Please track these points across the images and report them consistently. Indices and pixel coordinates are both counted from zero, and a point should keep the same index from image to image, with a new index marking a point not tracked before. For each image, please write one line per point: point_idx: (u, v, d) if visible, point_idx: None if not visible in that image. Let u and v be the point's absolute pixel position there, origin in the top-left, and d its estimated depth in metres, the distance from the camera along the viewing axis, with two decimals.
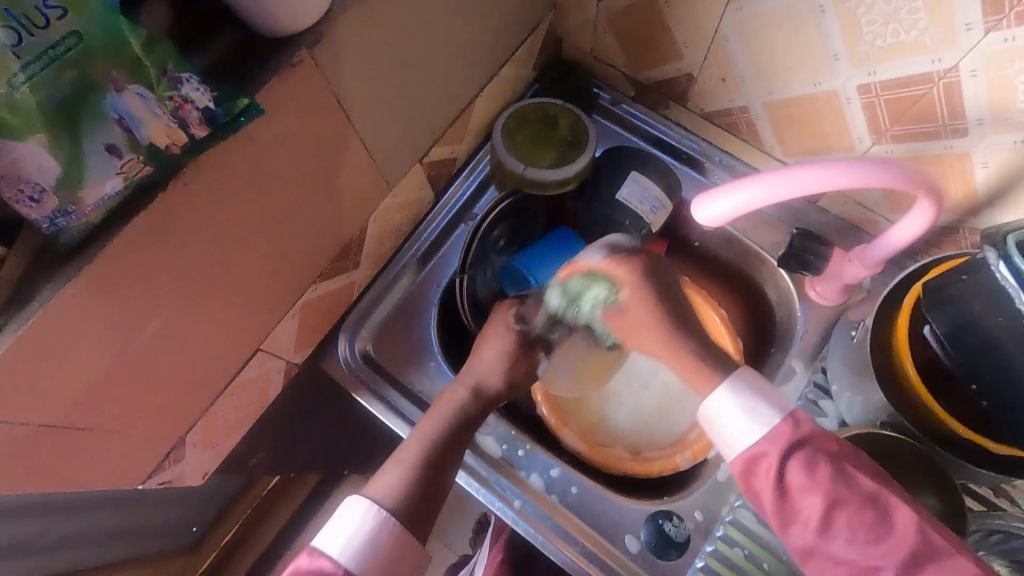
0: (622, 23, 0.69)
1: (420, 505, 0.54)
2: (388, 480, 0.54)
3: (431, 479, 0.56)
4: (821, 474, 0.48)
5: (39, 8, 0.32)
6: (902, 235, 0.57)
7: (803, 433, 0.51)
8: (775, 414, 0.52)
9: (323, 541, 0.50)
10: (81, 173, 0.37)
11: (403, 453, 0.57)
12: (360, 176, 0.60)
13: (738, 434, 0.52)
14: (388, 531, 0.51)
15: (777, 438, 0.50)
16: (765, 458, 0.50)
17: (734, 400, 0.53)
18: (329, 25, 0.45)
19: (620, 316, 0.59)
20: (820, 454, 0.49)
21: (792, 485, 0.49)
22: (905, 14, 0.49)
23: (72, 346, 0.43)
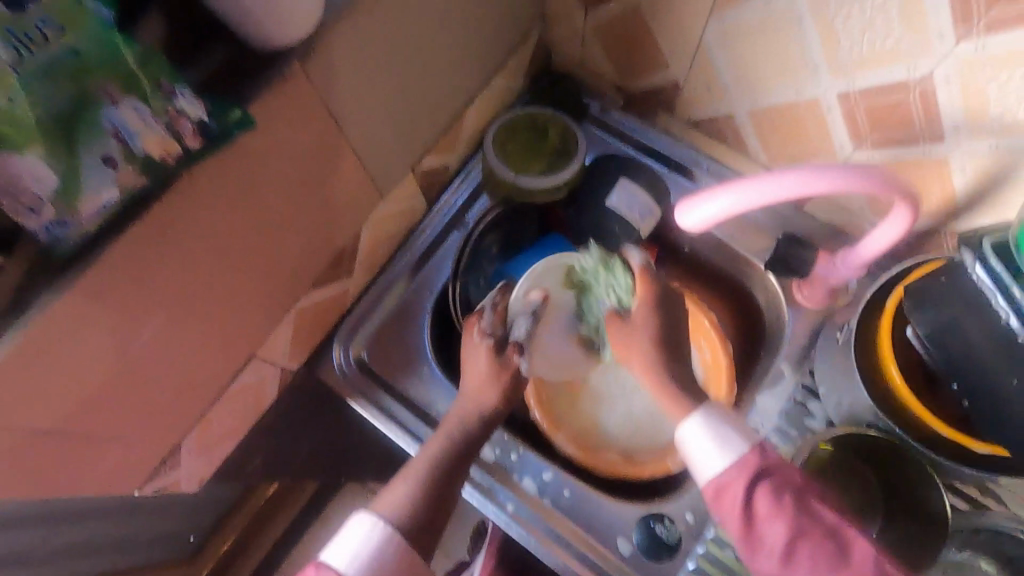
0: (610, 34, 0.71)
1: (428, 519, 0.55)
2: (399, 496, 0.55)
3: (437, 493, 0.57)
4: (786, 504, 0.49)
5: (37, 26, 0.33)
6: (875, 244, 0.60)
7: (768, 461, 0.52)
8: (743, 443, 0.53)
9: (331, 555, 0.51)
10: (77, 185, 0.38)
11: (410, 466, 0.58)
12: (353, 185, 0.61)
13: (707, 463, 0.53)
14: (394, 546, 0.52)
15: (745, 467, 0.51)
16: (733, 487, 0.51)
17: (702, 431, 0.54)
18: (320, 38, 0.46)
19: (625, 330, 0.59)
20: (784, 484, 0.51)
21: (759, 514, 0.50)
22: (879, 24, 0.51)
23: (70, 352, 0.44)
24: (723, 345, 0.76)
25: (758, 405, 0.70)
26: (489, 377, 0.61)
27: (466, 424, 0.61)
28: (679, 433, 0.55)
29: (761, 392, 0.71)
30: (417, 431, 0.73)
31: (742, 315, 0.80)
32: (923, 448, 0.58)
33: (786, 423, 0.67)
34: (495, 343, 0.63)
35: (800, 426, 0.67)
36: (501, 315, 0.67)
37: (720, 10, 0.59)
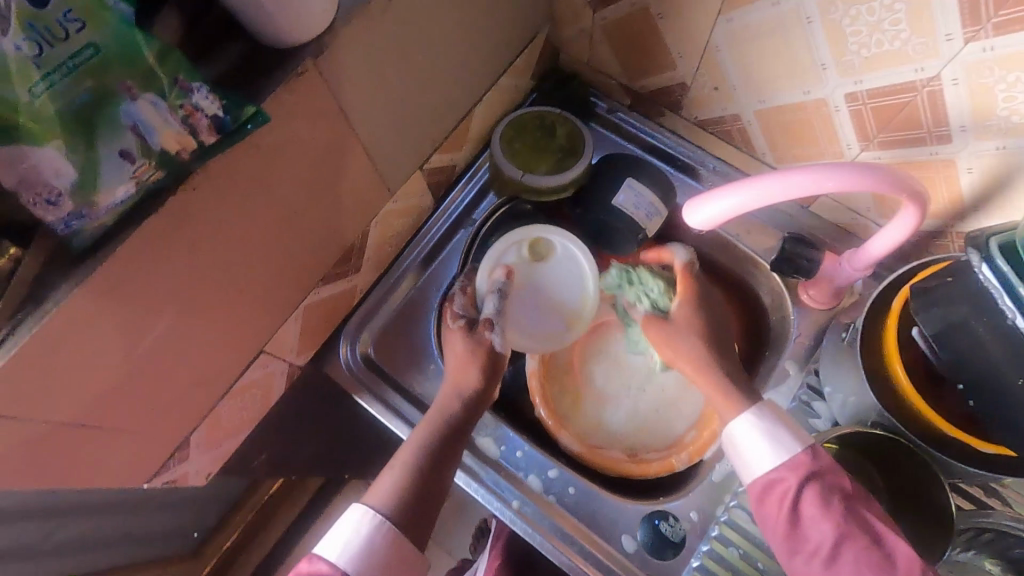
0: (618, 34, 0.71)
1: (416, 509, 0.55)
2: (386, 485, 0.56)
3: (428, 481, 0.57)
4: (835, 506, 0.50)
5: (60, 21, 0.34)
6: (883, 244, 0.60)
7: (822, 465, 0.53)
8: (797, 444, 0.54)
9: (324, 548, 0.52)
10: (96, 178, 0.39)
11: (400, 455, 0.59)
12: (362, 182, 0.61)
13: (759, 460, 0.56)
14: (385, 535, 0.53)
15: (796, 467, 0.53)
16: (784, 483, 0.53)
17: (756, 429, 0.56)
18: (332, 36, 0.47)
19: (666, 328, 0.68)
20: (837, 488, 0.52)
21: (806, 513, 0.51)
22: (888, 25, 0.51)
23: (84, 345, 0.44)
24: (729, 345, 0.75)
25: None
26: (469, 358, 0.65)
27: (455, 407, 0.63)
28: (733, 430, 0.58)
29: (767, 389, 0.72)
30: None
31: (749, 312, 0.79)
32: (929, 447, 0.58)
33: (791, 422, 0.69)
34: (467, 324, 0.67)
35: (805, 426, 0.68)
36: (470, 298, 0.71)
37: (728, 10, 0.59)
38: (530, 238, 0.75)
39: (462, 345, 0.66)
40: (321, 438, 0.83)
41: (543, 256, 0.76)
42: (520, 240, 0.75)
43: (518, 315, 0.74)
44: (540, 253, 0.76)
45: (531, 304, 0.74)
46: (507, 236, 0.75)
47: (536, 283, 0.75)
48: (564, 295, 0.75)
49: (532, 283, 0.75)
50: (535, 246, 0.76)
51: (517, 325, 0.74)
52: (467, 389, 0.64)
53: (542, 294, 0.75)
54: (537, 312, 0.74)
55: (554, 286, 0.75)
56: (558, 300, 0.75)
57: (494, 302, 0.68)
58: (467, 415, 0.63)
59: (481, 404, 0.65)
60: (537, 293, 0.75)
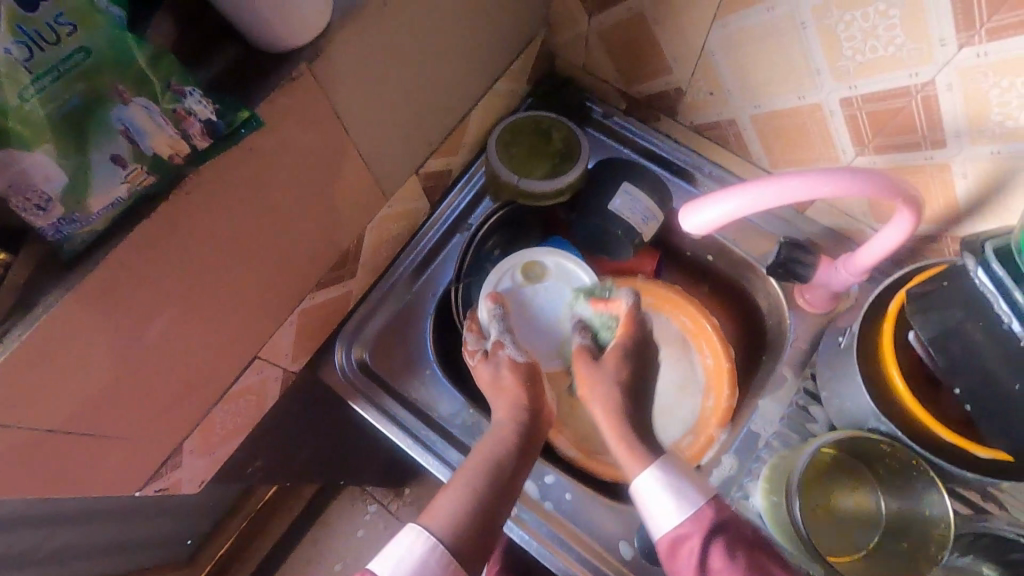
0: (613, 39, 0.71)
1: (475, 536, 0.53)
2: (444, 509, 0.54)
3: (489, 506, 0.55)
4: (738, 561, 0.51)
5: (51, 24, 0.33)
6: (881, 247, 0.59)
7: (724, 516, 0.54)
8: (700, 497, 0.55)
9: (378, 563, 0.50)
10: (87, 182, 0.39)
11: (455, 481, 0.56)
12: (357, 188, 0.61)
13: (664, 515, 0.55)
14: (438, 557, 0.50)
15: (700, 520, 0.54)
16: (690, 540, 0.53)
17: (660, 483, 0.56)
18: (327, 41, 0.47)
19: (591, 361, 0.65)
20: (738, 539, 0.53)
21: (712, 569, 0.51)
22: (882, 31, 0.51)
23: (74, 351, 0.44)
24: (726, 351, 0.76)
25: (761, 409, 0.70)
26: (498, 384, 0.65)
27: (512, 431, 0.61)
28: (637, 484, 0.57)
29: (764, 397, 0.71)
30: (420, 434, 0.72)
31: (745, 318, 0.80)
32: (920, 450, 0.58)
33: (788, 427, 0.69)
34: (485, 354, 0.69)
35: (802, 431, 0.68)
36: (479, 331, 0.72)
37: (723, 15, 0.59)
38: (524, 262, 0.77)
39: (486, 372, 0.67)
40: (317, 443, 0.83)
41: (540, 275, 0.77)
42: (512, 266, 0.77)
43: (524, 331, 0.75)
44: (536, 272, 0.77)
45: (535, 318, 0.75)
46: (501, 263, 0.77)
47: (536, 307, 0.76)
48: (567, 305, 0.76)
49: (531, 301, 0.76)
50: (528, 268, 0.77)
51: (528, 339, 0.75)
52: (520, 409, 0.62)
53: (542, 308, 0.76)
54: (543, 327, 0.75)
55: (554, 303, 0.76)
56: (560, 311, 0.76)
57: (497, 326, 0.70)
58: (525, 440, 0.61)
59: (536, 421, 0.63)
60: (539, 309, 0.76)
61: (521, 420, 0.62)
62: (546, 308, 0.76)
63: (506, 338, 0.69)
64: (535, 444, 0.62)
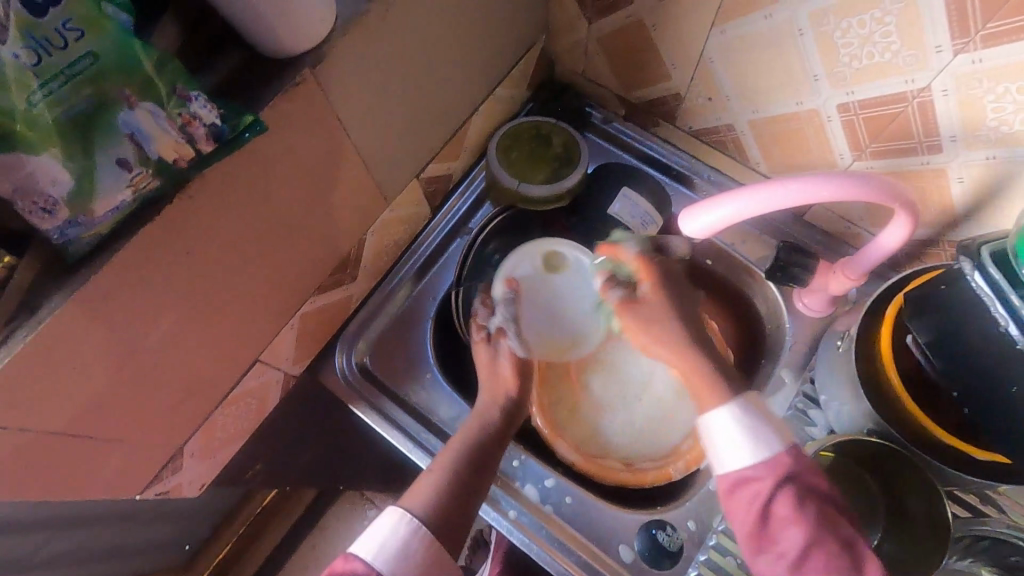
0: (613, 46, 0.72)
1: (453, 514, 0.55)
2: (425, 488, 0.56)
3: (469, 481, 0.58)
4: (807, 511, 0.51)
5: (58, 30, 0.34)
6: (879, 251, 0.60)
7: (797, 468, 0.54)
8: (778, 445, 0.55)
9: (360, 547, 0.50)
10: (92, 187, 0.39)
11: (438, 460, 0.59)
12: (359, 192, 0.62)
13: (733, 455, 0.56)
14: (421, 538, 0.51)
15: (773, 467, 0.54)
16: (758, 482, 0.54)
17: (736, 423, 0.56)
18: (330, 47, 0.47)
19: (636, 309, 0.66)
20: (808, 491, 0.52)
21: (777, 514, 0.52)
22: (879, 37, 0.52)
23: (76, 354, 0.44)
24: (724, 354, 0.76)
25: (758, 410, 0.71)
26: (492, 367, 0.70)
27: (491, 417, 0.65)
28: (709, 418, 0.58)
29: (764, 397, 0.72)
30: (421, 439, 0.72)
31: (745, 325, 0.79)
32: (923, 449, 0.59)
33: (787, 430, 0.68)
34: (488, 336, 0.72)
35: (801, 434, 0.68)
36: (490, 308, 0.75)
37: (722, 22, 0.60)
38: (546, 250, 0.78)
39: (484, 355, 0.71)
40: (317, 447, 0.83)
41: (559, 268, 0.78)
42: (535, 251, 0.77)
43: (539, 318, 0.76)
44: (556, 262, 0.78)
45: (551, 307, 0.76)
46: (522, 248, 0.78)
47: (552, 294, 0.77)
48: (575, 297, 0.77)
49: (546, 288, 0.77)
50: (550, 258, 0.77)
51: (541, 330, 0.76)
52: (504, 399, 0.67)
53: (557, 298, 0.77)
54: (552, 315, 0.76)
55: (568, 295, 0.77)
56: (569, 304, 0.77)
57: (505, 311, 0.73)
58: (502, 426, 0.65)
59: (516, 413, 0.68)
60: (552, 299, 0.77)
61: (505, 406, 0.67)
62: (561, 298, 0.77)
63: (510, 325, 0.73)
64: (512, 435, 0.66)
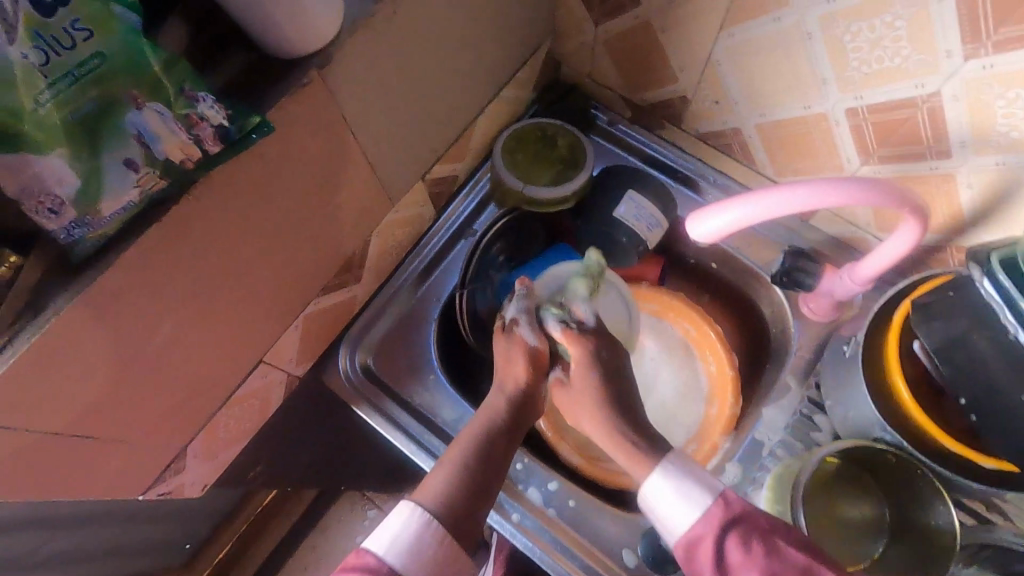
0: (620, 48, 0.71)
1: (462, 512, 0.54)
2: (434, 486, 0.55)
3: (479, 477, 0.56)
4: (756, 551, 0.49)
5: (67, 30, 0.34)
6: (886, 256, 0.59)
7: (736, 513, 0.53)
8: (706, 495, 0.54)
9: (372, 541, 0.51)
10: (99, 187, 0.39)
11: (448, 455, 0.58)
12: (364, 193, 0.61)
13: (677, 518, 0.54)
14: (432, 533, 0.51)
15: (710, 520, 0.52)
16: (704, 540, 0.52)
17: (667, 483, 0.55)
18: (338, 48, 0.47)
19: (567, 389, 0.63)
20: (752, 531, 0.51)
21: (732, 565, 0.50)
22: (889, 42, 0.52)
23: (81, 354, 0.44)
24: (730, 359, 0.76)
25: (763, 417, 0.70)
26: (510, 358, 0.63)
27: (505, 407, 0.61)
28: (645, 489, 0.56)
29: (767, 404, 0.71)
30: (423, 441, 0.72)
31: (749, 328, 0.80)
32: (924, 456, 0.58)
33: (792, 436, 0.69)
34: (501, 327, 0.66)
35: (806, 440, 0.68)
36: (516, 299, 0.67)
37: (729, 25, 0.60)
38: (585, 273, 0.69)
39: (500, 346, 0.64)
40: (319, 448, 0.82)
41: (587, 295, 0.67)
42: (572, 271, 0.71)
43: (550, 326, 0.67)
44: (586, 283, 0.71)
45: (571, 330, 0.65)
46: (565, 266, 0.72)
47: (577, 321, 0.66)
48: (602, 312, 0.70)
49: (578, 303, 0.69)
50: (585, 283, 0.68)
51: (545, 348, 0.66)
52: (515, 390, 0.62)
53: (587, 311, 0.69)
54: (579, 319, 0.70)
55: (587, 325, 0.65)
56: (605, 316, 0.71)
57: (516, 305, 0.65)
58: (517, 416, 0.61)
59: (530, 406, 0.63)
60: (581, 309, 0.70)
61: (512, 398, 0.61)
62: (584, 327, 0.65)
63: (524, 318, 0.64)
64: (524, 425, 0.62)
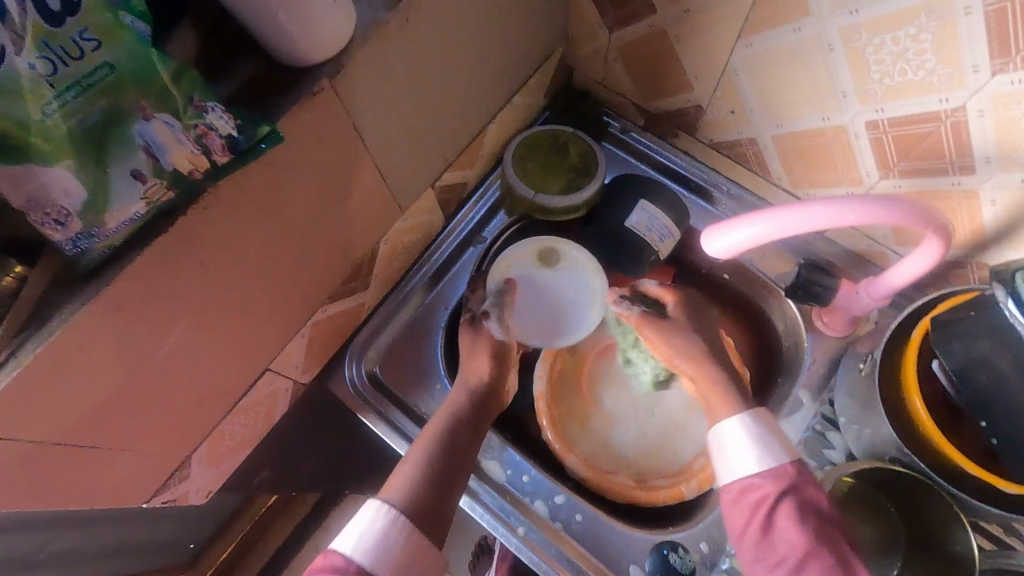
0: (633, 55, 0.70)
1: (432, 505, 0.54)
2: (401, 480, 0.55)
3: (445, 468, 0.57)
4: (809, 519, 0.49)
5: (75, 40, 0.33)
6: (905, 274, 0.58)
7: (803, 480, 0.53)
8: (784, 455, 0.54)
9: (340, 542, 0.50)
10: (105, 197, 0.38)
11: (412, 451, 0.58)
12: (374, 201, 0.61)
13: (739, 463, 0.55)
14: (399, 529, 0.51)
15: (778, 476, 0.53)
16: (760, 490, 0.52)
17: (744, 432, 0.55)
18: (349, 57, 0.46)
19: (654, 322, 0.65)
20: (812, 501, 0.51)
21: (779, 521, 0.50)
22: (912, 55, 0.50)
23: (86, 366, 0.43)
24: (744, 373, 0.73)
25: None
26: (476, 349, 0.68)
27: (466, 400, 0.63)
28: (717, 431, 0.57)
29: (782, 419, 0.70)
30: None
31: (760, 338, 0.78)
32: (944, 482, 0.57)
33: (805, 453, 0.67)
34: (472, 319, 0.70)
35: (818, 457, 0.66)
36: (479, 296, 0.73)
37: (748, 35, 0.59)
38: (544, 249, 0.77)
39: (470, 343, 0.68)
40: (324, 454, 0.82)
41: (555, 262, 0.77)
42: (532, 248, 0.77)
43: (528, 297, 0.76)
44: (552, 259, 0.77)
45: (543, 305, 0.77)
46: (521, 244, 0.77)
47: (539, 288, 0.76)
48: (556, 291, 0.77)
49: (543, 285, 0.77)
50: (546, 254, 0.77)
51: (523, 325, 0.75)
52: (478, 384, 0.65)
53: (551, 289, 0.77)
54: (542, 293, 0.77)
55: (553, 297, 0.77)
56: (567, 296, 0.77)
57: (495, 300, 0.72)
58: (480, 407, 0.63)
59: (495, 397, 0.66)
60: (546, 288, 0.77)
61: (479, 390, 0.64)
62: (547, 293, 0.77)
63: (494, 311, 0.71)
64: (488, 417, 0.64)
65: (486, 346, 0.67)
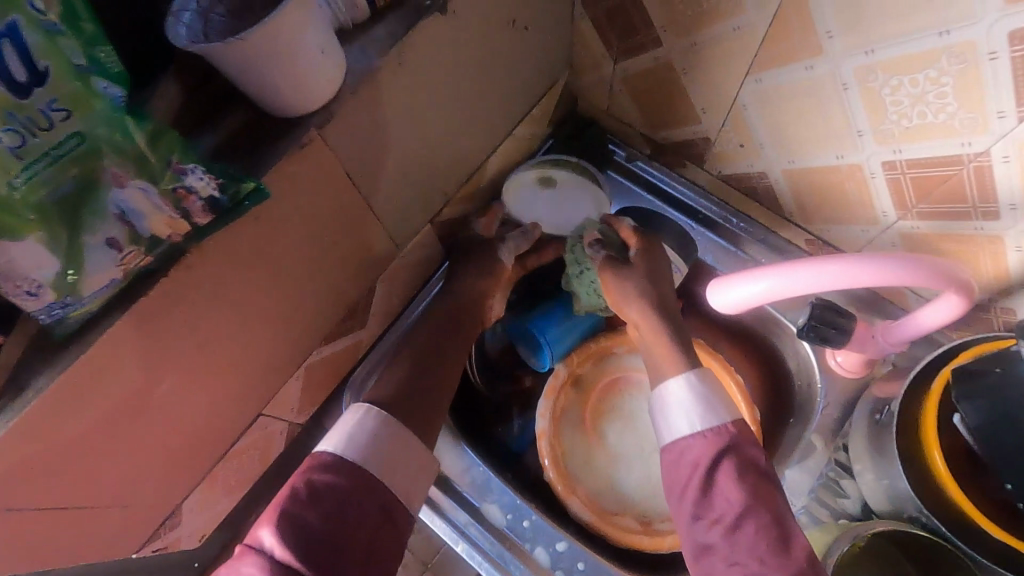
0: (638, 85, 0.68)
1: (408, 400, 0.58)
2: (384, 385, 0.59)
3: (422, 369, 0.61)
4: (746, 475, 0.50)
5: (44, 111, 0.32)
6: (930, 319, 0.54)
7: (741, 439, 0.53)
8: (725, 415, 0.55)
9: (326, 443, 0.51)
10: (79, 266, 0.37)
11: (395, 362, 0.62)
12: (369, 243, 0.59)
13: (681, 418, 0.56)
14: (382, 427, 0.53)
15: (718, 434, 0.53)
16: (699, 451, 0.53)
17: (687, 390, 0.57)
18: (339, 107, 0.45)
19: (621, 282, 0.64)
20: (750, 461, 0.52)
21: (716, 478, 0.50)
22: (932, 97, 0.48)
23: (65, 434, 0.42)
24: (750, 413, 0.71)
25: (785, 479, 0.68)
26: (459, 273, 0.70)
27: (445, 310, 0.67)
28: (664, 385, 0.58)
29: (791, 465, 0.68)
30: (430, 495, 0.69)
31: (770, 375, 0.76)
32: (967, 547, 0.53)
33: (818, 501, 0.66)
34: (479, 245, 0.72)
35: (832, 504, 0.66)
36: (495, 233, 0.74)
37: (757, 71, 0.56)
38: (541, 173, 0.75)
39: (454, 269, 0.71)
40: None
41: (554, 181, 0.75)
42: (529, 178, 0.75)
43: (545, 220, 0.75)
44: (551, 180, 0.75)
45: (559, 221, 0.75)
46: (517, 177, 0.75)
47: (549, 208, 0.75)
48: (568, 206, 0.74)
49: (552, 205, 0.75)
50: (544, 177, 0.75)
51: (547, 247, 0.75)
52: (457, 300, 0.68)
53: (559, 208, 0.75)
54: (557, 214, 0.75)
55: (564, 212, 0.75)
56: (576, 208, 0.75)
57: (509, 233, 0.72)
58: (459, 317, 0.67)
59: (477, 310, 0.69)
60: (554, 208, 0.75)
61: (460, 304, 0.68)
62: (559, 211, 0.75)
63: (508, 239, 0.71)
64: (468, 325, 0.67)
65: (467, 268, 0.70)
